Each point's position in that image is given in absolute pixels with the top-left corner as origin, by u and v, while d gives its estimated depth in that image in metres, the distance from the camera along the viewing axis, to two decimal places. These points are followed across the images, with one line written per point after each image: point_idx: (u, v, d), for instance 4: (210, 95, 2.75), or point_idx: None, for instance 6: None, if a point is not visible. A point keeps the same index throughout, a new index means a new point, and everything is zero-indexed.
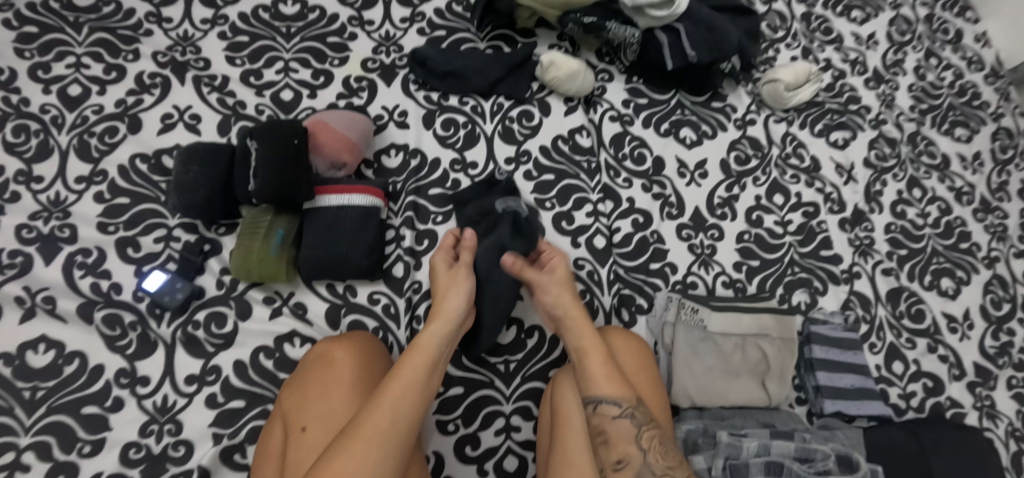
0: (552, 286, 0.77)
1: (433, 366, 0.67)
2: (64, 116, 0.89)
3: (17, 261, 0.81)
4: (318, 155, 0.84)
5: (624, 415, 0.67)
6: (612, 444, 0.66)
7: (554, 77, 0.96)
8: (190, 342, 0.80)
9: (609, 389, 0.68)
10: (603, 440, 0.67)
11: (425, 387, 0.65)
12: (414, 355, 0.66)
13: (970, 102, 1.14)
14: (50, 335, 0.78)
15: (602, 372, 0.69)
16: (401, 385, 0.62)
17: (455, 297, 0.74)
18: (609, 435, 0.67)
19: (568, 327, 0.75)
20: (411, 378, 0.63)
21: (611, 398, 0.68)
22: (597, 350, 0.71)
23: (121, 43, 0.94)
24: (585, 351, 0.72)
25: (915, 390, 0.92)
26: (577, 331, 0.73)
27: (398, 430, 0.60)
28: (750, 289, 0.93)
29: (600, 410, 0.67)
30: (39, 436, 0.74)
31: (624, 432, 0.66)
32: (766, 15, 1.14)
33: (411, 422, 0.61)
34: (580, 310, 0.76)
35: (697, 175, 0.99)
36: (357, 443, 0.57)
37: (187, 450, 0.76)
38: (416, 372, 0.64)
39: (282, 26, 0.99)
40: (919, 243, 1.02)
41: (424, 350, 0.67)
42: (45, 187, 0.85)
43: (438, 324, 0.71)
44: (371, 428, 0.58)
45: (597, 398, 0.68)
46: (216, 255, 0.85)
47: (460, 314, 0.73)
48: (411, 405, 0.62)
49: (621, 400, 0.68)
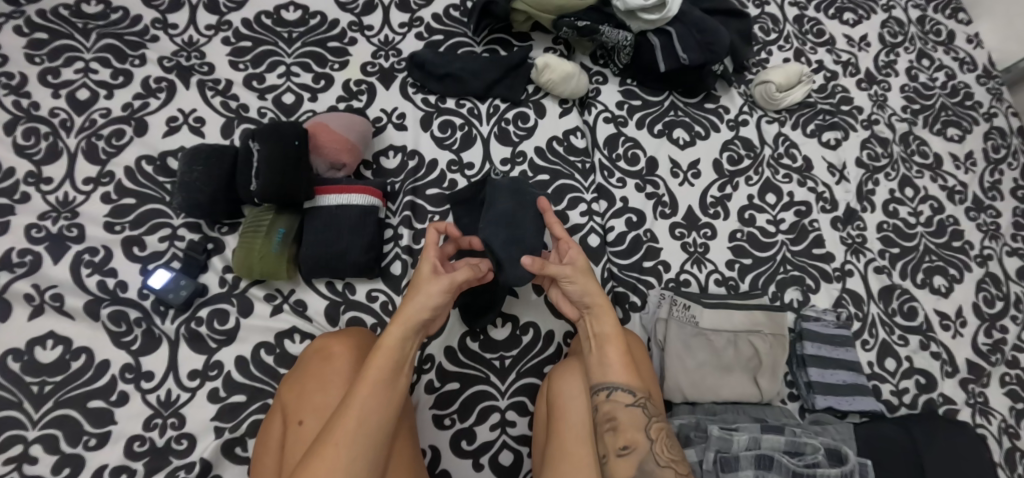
0: (574, 274, 0.75)
1: (403, 359, 0.68)
2: (73, 120, 0.92)
3: (27, 260, 0.83)
4: (319, 156, 0.86)
5: (636, 404, 0.69)
6: (619, 431, 0.67)
7: (549, 80, 0.98)
8: (193, 338, 0.83)
9: (623, 377, 0.70)
10: (610, 427, 0.68)
11: (397, 385, 0.66)
12: (379, 357, 0.66)
13: (963, 102, 1.16)
14: (58, 331, 0.80)
15: (618, 358, 0.71)
16: (371, 383, 0.63)
17: (424, 299, 0.70)
18: (618, 421, 0.68)
19: (593, 313, 0.74)
20: (380, 379, 0.64)
21: (623, 386, 0.69)
22: (619, 340, 0.72)
23: (128, 48, 0.97)
24: (608, 339, 0.72)
25: (907, 386, 0.93)
26: (602, 320, 0.73)
27: (369, 428, 0.61)
28: (742, 287, 0.95)
29: (612, 397, 0.69)
30: (47, 429, 0.76)
31: (634, 420, 0.68)
32: (758, 18, 1.16)
33: (381, 419, 0.62)
34: (605, 299, 0.75)
35: (690, 175, 1.01)
36: (328, 453, 0.58)
37: (190, 443, 0.78)
38: (383, 370, 0.65)
39: (283, 32, 1.02)
40: (912, 241, 1.03)
41: (391, 351, 0.66)
42: (54, 188, 0.88)
43: (397, 328, 0.68)
44: (341, 437, 0.59)
45: (609, 385, 0.70)
46: (219, 253, 0.87)
47: (422, 319, 0.69)
48: (381, 407, 0.63)
49: (634, 389, 0.70)
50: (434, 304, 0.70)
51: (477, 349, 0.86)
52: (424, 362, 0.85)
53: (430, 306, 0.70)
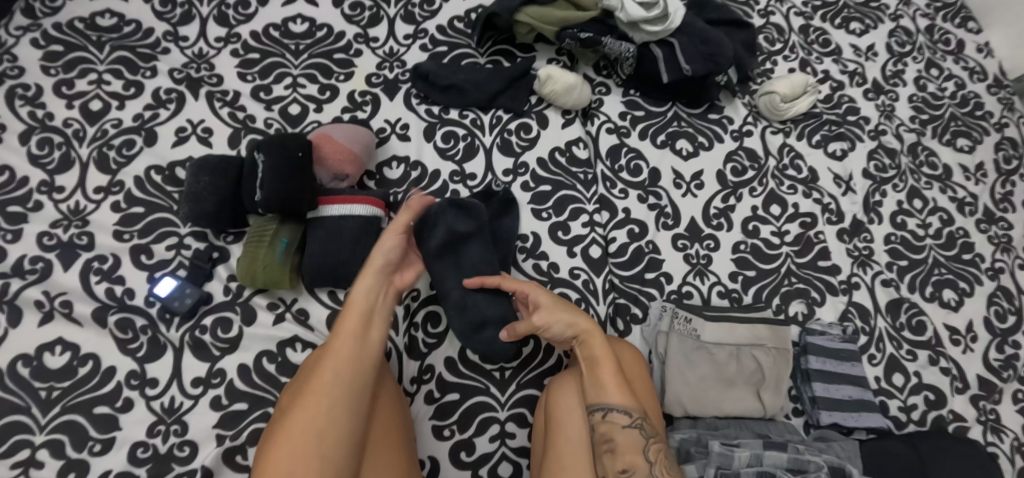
0: (546, 318, 0.75)
1: (372, 317, 0.72)
2: (86, 130, 0.94)
3: (38, 267, 0.85)
4: (322, 167, 0.87)
5: (634, 425, 0.69)
6: (618, 453, 0.67)
7: (551, 91, 0.99)
8: (197, 346, 0.83)
9: (618, 398, 0.69)
10: (609, 449, 0.68)
11: (371, 334, 0.71)
12: (348, 311, 0.71)
13: (973, 112, 1.14)
14: (66, 338, 0.82)
15: (613, 382, 0.70)
16: (332, 357, 0.67)
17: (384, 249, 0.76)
18: (616, 443, 0.68)
19: (580, 341, 0.74)
20: (350, 329, 0.69)
21: (619, 408, 0.69)
22: (609, 361, 0.72)
23: (140, 60, 0.99)
24: (597, 361, 0.72)
25: (916, 403, 0.92)
26: (590, 345, 0.74)
27: (346, 377, 0.65)
28: (745, 299, 0.94)
29: (608, 418, 0.69)
30: (54, 434, 0.77)
31: (633, 441, 0.68)
32: (763, 28, 1.16)
33: (356, 368, 0.67)
34: (591, 323, 0.75)
35: (693, 186, 1.00)
36: (304, 404, 0.62)
37: (192, 450, 0.78)
38: (343, 342, 0.68)
39: (291, 44, 1.04)
40: (920, 254, 1.01)
41: (360, 302, 0.72)
42: (66, 197, 0.90)
43: (364, 276, 0.74)
44: (316, 390, 0.64)
45: (605, 406, 0.69)
46: (224, 262, 0.89)
47: (386, 265, 0.76)
48: (353, 357, 0.67)
49: (631, 409, 0.69)
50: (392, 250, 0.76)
51: (477, 360, 0.86)
52: (424, 373, 0.84)
53: (390, 255, 0.76)
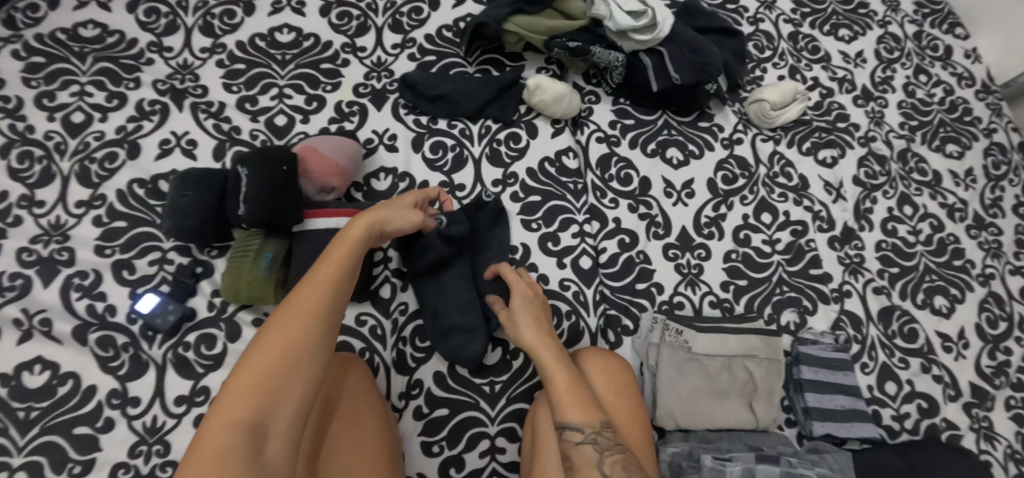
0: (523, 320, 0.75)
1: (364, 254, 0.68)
2: (67, 143, 0.92)
3: (17, 284, 0.83)
4: (308, 179, 0.86)
5: (588, 440, 0.63)
6: (574, 470, 0.63)
7: (540, 101, 0.98)
8: (180, 364, 0.82)
9: (572, 414, 0.65)
10: (566, 467, 0.63)
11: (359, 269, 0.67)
12: (340, 243, 0.66)
13: (961, 118, 1.14)
14: (46, 356, 0.80)
15: (565, 396, 0.66)
16: (318, 286, 0.61)
17: (390, 210, 0.72)
18: (572, 461, 0.63)
19: (533, 352, 0.71)
20: (343, 256, 0.64)
21: (572, 423, 0.64)
22: (561, 376, 0.67)
23: (124, 71, 0.98)
24: (550, 378, 0.68)
25: (909, 411, 0.91)
26: (539, 359, 0.70)
27: (335, 302, 0.61)
28: (737, 309, 0.93)
29: (562, 435, 0.64)
30: (32, 456, 0.75)
31: (586, 458, 0.62)
32: (752, 35, 1.16)
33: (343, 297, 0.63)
34: (543, 340, 0.71)
35: (684, 195, 1.00)
36: (289, 315, 0.58)
37: (174, 471, 0.77)
38: (333, 275, 0.62)
39: (277, 54, 1.02)
40: (911, 261, 1.01)
41: (354, 236, 0.67)
42: (46, 211, 0.88)
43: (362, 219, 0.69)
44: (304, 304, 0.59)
45: (559, 422, 0.65)
46: (208, 277, 0.87)
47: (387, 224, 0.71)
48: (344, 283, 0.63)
49: (585, 424, 0.64)
50: (397, 217, 0.73)
51: (467, 374, 0.85)
52: (412, 388, 0.83)
53: (392, 217, 0.72)
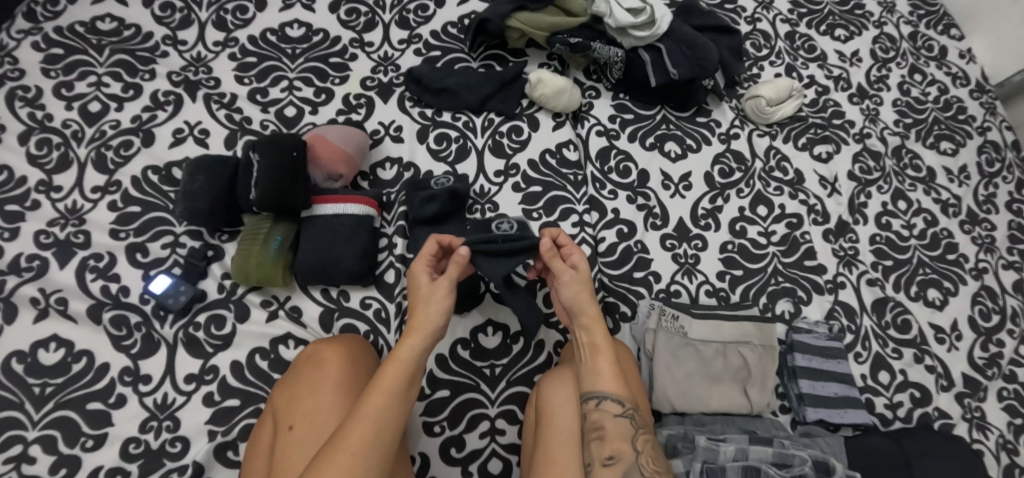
0: (572, 281, 0.76)
1: (412, 382, 0.68)
2: (84, 131, 0.95)
3: (35, 265, 0.86)
4: (317, 166, 0.89)
5: (625, 414, 0.69)
6: (606, 441, 0.68)
7: (542, 94, 1.01)
8: (191, 343, 0.84)
9: (611, 386, 0.70)
10: (597, 436, 0.68)
11: (410, 394, 0.67)
12: (391, 369, 0.67)
13: (956, 116, 1.17)
14: (61, 334, 0.83)
15: (607, 369, 0.71)
16: (366, 432, 0.61)
17: (437, 311, 0.72)
18: (605, 431, 0.68)
19: (584, 326, 0.74)
20: (394, 386, 0.65)
21: (612, 396, 0.69)
22: (607, 351, 0.72)
23: (140, 63, 1.01)
24: (597, 348, 0.73)
25: (901, 400, 0.93)
26: (591, 330, 0.74)
27: (383, 446, 0.62)
28: (733, 298, 0.95)
29: (600, 406, 0.69)
30: (46, 430, 0.78)
31: (622, 430, 0.68)
32: (750, 34, 1.18)
33: (392, 437, 0.63)
34: (597, 311, 0.75)
35: (681, 187, 1.02)
36: (336, 461, 0.59)
37: (184, 446, 0.79)
38: (377, 419, 0.62)
39: (287, 48, 1.06)
40: (905, 254, 1.03)
41: (406, 361, 0.68)
42: (63, 196, 0.91)
43: (414, 340, 0.69)
44: (349, 447, 0.60)
45: (599, 394, 0.70)
46: (219, 260, 0.90)
47: (437, 330, 0.71)
48: (390, 422, 0.63)
49: (623, 399, 0.70)
50: (444, 314, 0.72)
51: (468, 357, 0.87)
52: None
53: (444, 319, 0.72)
